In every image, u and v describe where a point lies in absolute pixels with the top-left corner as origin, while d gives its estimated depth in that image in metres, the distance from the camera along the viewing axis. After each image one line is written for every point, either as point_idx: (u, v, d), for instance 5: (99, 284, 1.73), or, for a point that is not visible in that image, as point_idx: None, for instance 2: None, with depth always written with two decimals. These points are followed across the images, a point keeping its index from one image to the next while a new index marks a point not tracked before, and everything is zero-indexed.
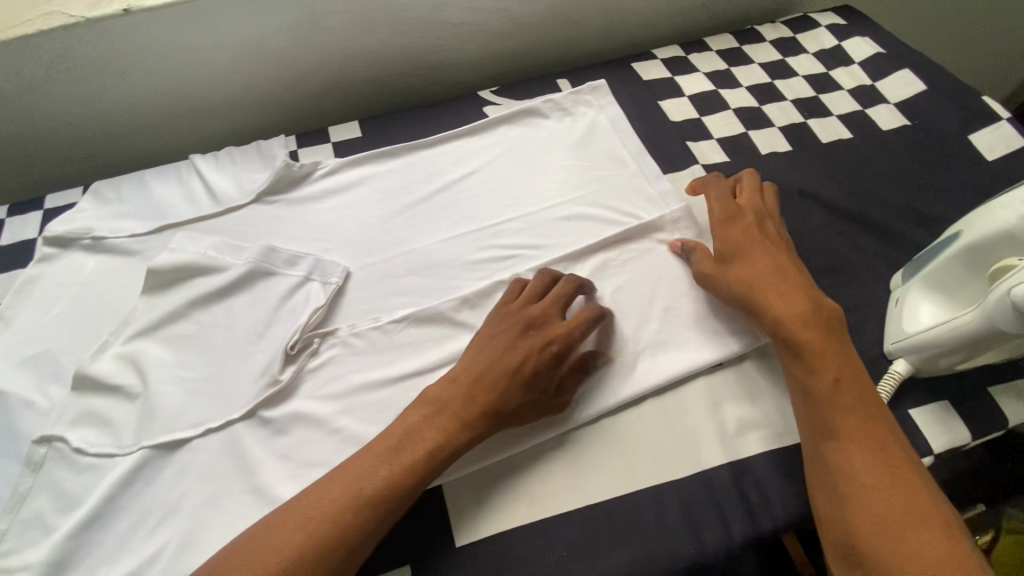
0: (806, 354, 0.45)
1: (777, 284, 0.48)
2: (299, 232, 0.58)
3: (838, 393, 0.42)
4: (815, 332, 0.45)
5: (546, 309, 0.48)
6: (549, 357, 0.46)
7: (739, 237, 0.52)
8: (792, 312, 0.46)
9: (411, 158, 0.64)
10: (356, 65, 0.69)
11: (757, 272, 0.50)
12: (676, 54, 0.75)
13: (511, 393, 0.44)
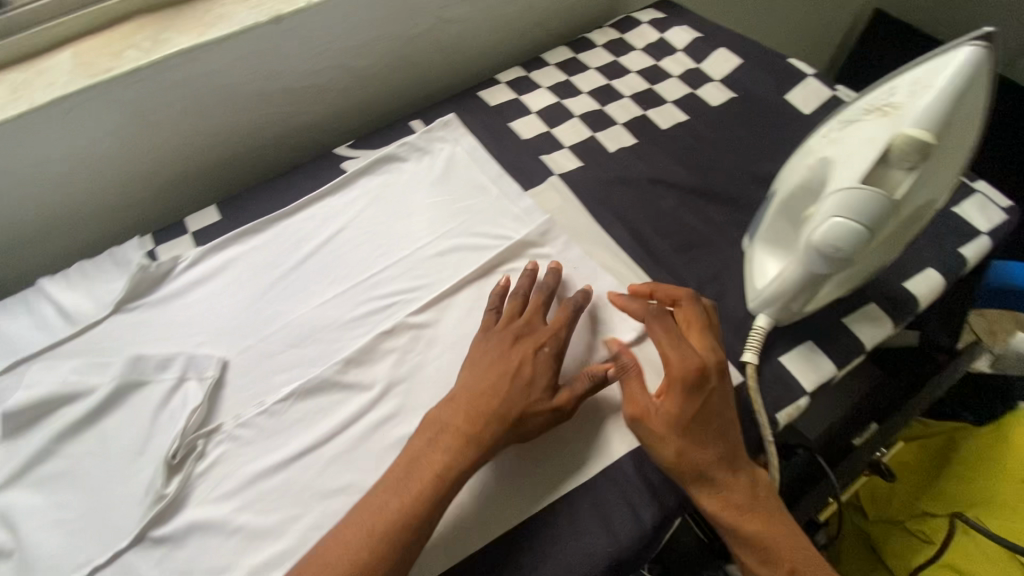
0: (759, 546, 0.44)
1: (722, 463, 0.45)
2: (167, 333, 0.56)
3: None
4: (761, 519, 0.44)
5: (530, 317, 0.52)
6: (545, 357, 0.49)
7: (692, 401, 0.45)
8: (738, 502, 0.44)
9: (274, 230, 0.63)
10: (202, 149, 0.68)
11: (708, 452, 0.44)
12: (519, 74, 0.79)
13: (517, 396, 0.46)
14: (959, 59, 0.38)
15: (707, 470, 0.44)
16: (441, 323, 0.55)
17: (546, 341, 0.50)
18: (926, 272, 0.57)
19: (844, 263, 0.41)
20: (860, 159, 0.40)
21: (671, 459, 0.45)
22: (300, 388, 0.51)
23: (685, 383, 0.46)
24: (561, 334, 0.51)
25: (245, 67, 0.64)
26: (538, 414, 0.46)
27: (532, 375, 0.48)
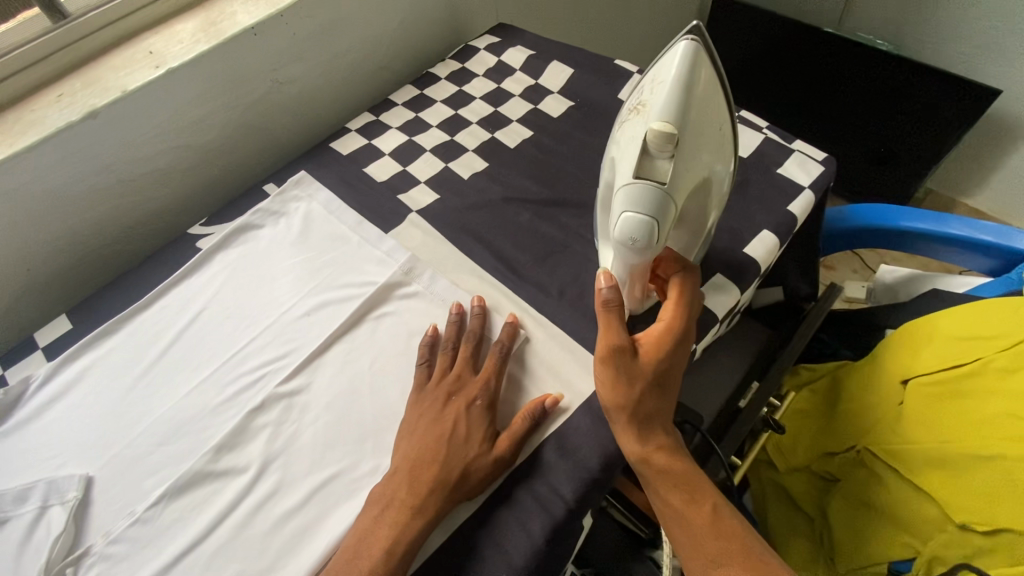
0: (686, 487, 0.46)
1: (664, 410, 0.47)
2: (24, 462, 0.52)
3: (712, 513, 0.45)
4: (687, 463, 0.47)
5: (459, 372, 0.52)
6: (475, 411, 0.50)
7: (671, 353, 0.47)
8: (672, 447, 0.47)
9: (131, 326, 0.61)
10: (43, 259, 0.65)
11: (659, 399, 0.47)
12: (368, 119, 0.80)
13: (457, 456, 0.47)
14: (679, 54, 0.44)
15: (652, 417, 0.46)
16: (314, 384, 0.55)
17: (479, 392, 0.51)
18: (762, 234, 0.61)
19: (648, 250, 0.44)
20: (630, 157, 0.44)
21: (625, 403, 0.45)
22: (172, 486, 0.49)
23: (673, 336, 0.47)
24: (492, 382, 0.52)
25: (71, 169, 0.62)
26: (482, 466, 0.47)
27: (471, 431, 0.49)
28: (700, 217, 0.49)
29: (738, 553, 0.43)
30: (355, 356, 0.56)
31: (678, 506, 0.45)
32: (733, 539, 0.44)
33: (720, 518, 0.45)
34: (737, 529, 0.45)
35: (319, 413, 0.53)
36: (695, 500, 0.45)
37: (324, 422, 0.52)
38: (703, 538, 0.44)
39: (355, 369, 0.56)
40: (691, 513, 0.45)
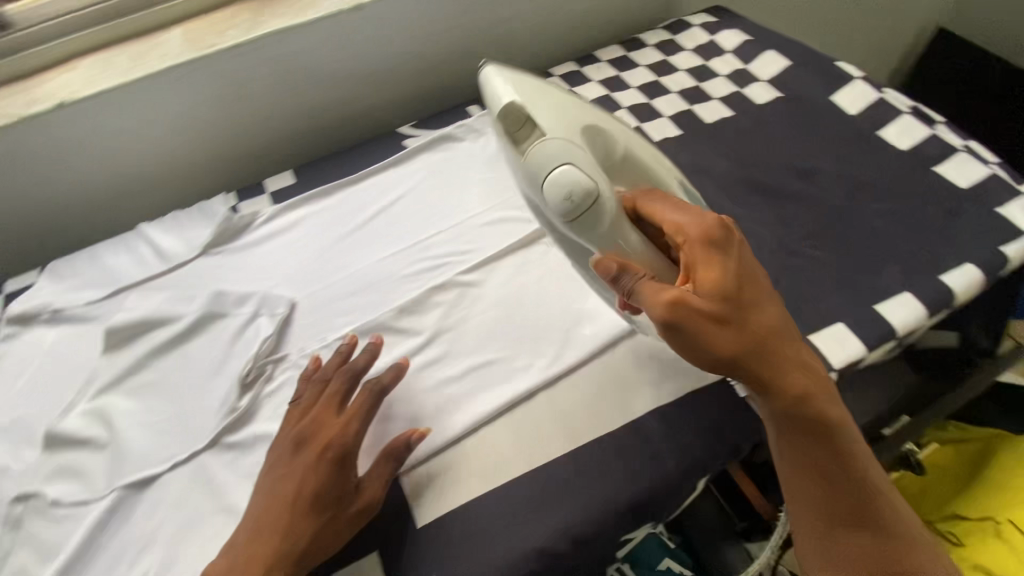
0: (830, 434, 0.42)
1: (792, 346, 0.42)
2: (245, 276, 0.63)
3: (854, 456, 0.42)
4: (829, 402, 0.42)
5: (318, 416, 0.48)
6: (323, 466, 0.45)
7: (741, 270, 0.42)
8: (814, 387, 0.42)
9: (342, 195, 0.70)
10: (281, 123, 0.75)
11: (777, 333, 0.42)
12: (572, 68, 0.83)
13: (303, 520, 0.43)
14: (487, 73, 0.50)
15: (782, 360, 0.41)
16: (487, 283, 0.60)
17: (344, 428, 0.47)
18: (966, 267, 0.57)
19: (571, 191, 0.45)
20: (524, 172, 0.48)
21: (750, 347, 0.40)
22: (359, 329, 0.57)
23: (732, 249, 0.43)
24: (355, 430, 0.47)
25: (327, 50, 0.72)
26: (319, 514, 0.43)
27: (343, 462, 0.45)
28: (640, 169, 0.51)
29: (878, 493, 0.43)
30: (526, 271, 0.61)
31: (817, 460, 0.42)
32: (874, 479, 0.43)
33: (862, 457, 0.43)
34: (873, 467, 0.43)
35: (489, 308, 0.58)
36: (842, 452, 0.42)
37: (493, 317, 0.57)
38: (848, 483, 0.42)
39: (525, 281, 0.60)
40: (836, 458, 0.42)
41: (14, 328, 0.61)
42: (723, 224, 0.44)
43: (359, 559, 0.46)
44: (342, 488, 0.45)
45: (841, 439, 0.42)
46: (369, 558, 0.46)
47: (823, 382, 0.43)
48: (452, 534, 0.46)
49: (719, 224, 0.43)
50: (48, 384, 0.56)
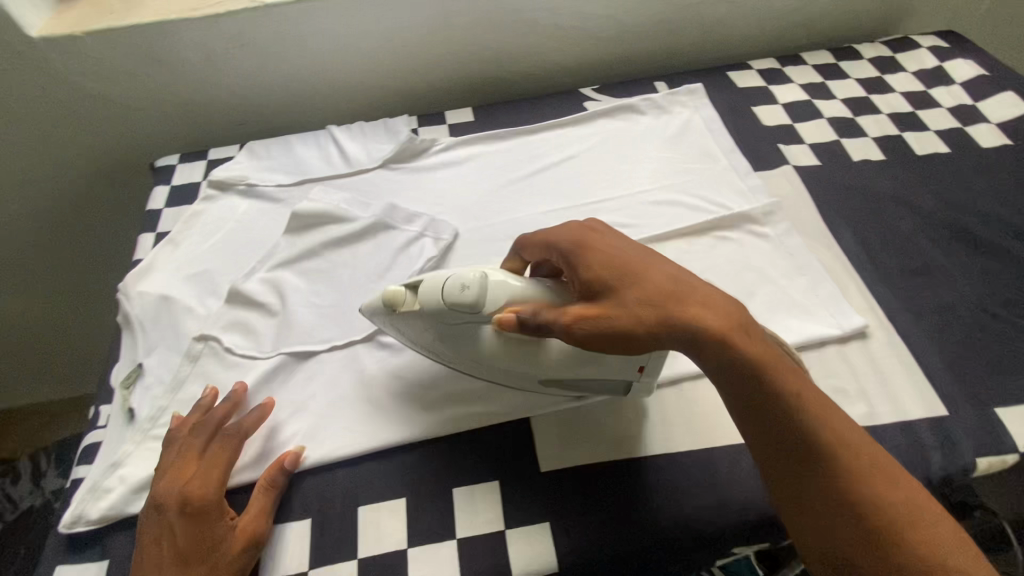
0: (781, 391, 0.36)
1: (701, 291, 0.39)
2: (417, 197, 0.66)
3: (809, 402, 0.36)
4: (762, 344, 0.37)
5: (162, 473, 0.45)
6: (190, 523, 0.42)
7: (615, 248, 0.42)
8: (748, 331, 0.37)
9: (516, 141, 0.71)
10: (472, 60, 0.77)
11: (674, 281, 0.39)
12: (772, 65, 0.79)
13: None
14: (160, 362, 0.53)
15: (699, 309, 0.37)
16: None
17: (199, 472, 0.45)
18: None
19: (475, 307, 0.43)
20: (410, 321, 0.47)
21: (657, 308, 0.38)
22: None
23: (589, 237, 0.43)
24: (217, 485, 0.44)
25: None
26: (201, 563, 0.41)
27: (186, 514, 0.42)
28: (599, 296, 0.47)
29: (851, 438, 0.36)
30: (689, 259, 0.59)
31: (773, 433, 0.36)
32: (838, 422, 0.36)
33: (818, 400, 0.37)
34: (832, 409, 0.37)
35: None
36: (809, 420, 0.36)
37: None
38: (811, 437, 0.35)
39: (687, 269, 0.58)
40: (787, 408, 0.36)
41: (213, 191, 0.67)
42: (588, 226, 0.44)
43: (481, 484, 0.47)
44: (216, 532, 0.42)
45: (790, 384, 0.36)
46: (487, 485, 0.47)
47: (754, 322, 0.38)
48: (571, 488, 0.46)
49: (582, 229, 0.44)
50: (237, 248, 0.62)
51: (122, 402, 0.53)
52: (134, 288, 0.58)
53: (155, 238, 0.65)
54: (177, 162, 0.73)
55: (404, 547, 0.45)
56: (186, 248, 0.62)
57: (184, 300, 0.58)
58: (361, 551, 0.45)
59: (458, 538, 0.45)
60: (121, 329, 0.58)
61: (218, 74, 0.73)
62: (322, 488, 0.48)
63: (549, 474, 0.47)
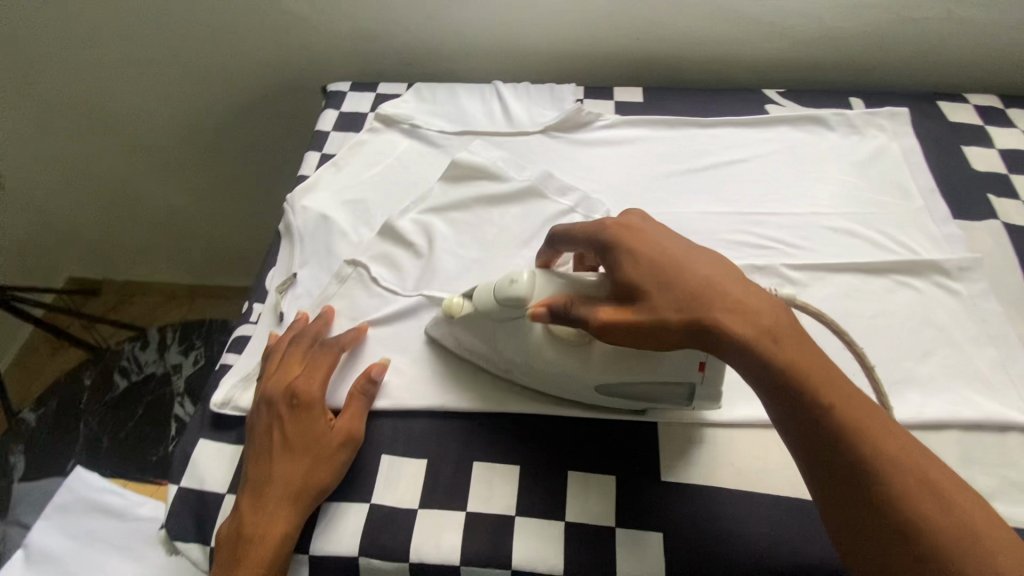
0: (821, 389, 0.34)
1: (737, 290, 0.37)
2: (572, 170, 0.64)
3: (851, 410, 0.33)
4: (805, 349, 0.35)
5: (270, 373, 0.48)
6: (293, 419, 0.45)
7: (653, 244, 0.40)
8: (785, 335, 0.35)
9: (685, 132, 0.67)
10: (653, 39, 0.74)
11: (710, 280, 0.37)
12: (993, 104, 0.69)
13: (287, 467, 0.43)
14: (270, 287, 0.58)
15: (731, 310, 0.36)
16: (814, 289, 0.54)
17: (299, 375, 0.47)
18: None
19: (521, 302, 0.44)
20: (466, 326, 0.48)
21: (686, 309, 0.37)
22: None
23: (626, 235, 0.41)
24: (322, 383, 0.47)
25: None
26: (306, 454, 0.44)
27: (291, 408, 0.45)
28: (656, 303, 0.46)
29: (898, 450, 0.32)
30: (861, 298, 0.53)
31: (809, 432, 0.33)
32: (885, 434, 0.33)
33: (863, 407, 0.34)
34: (880, 417, 0.34)
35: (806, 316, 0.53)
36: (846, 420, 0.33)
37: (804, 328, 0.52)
38: (852, 452, 0.32)
39: (857, 308, 0.53)
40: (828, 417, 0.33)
41: (379, 124, 0.69)
42: (634, 221, 0.43)
43: (596, 476, 0.46)
44: (318, 428, 0.45)
45: (830, 390, 0.34)
46: (603, 478, 0.46)
47: (795, 323, 0.36)
48: (690, 506, 0.44)
49: (612, 227, 0.42)
50: (392, 184, 0.64)
51: (274, 305, 0.56)
52: (298, 202, 0.61)
53: (320, 158, 0.68)
54: (348, 89, 0.75)
55: (512, 515, 0.44)
56: (347, 174, 0.65)
57: (340, 223, 0.60)
58: (469, 506, 0.45)
59: (567, 522, 0.44)
60: (280, 237, 0.61)
61: (404, 12, 0.74)
62: (441, 433, 0.48)
63: (669, 485, 0.45)
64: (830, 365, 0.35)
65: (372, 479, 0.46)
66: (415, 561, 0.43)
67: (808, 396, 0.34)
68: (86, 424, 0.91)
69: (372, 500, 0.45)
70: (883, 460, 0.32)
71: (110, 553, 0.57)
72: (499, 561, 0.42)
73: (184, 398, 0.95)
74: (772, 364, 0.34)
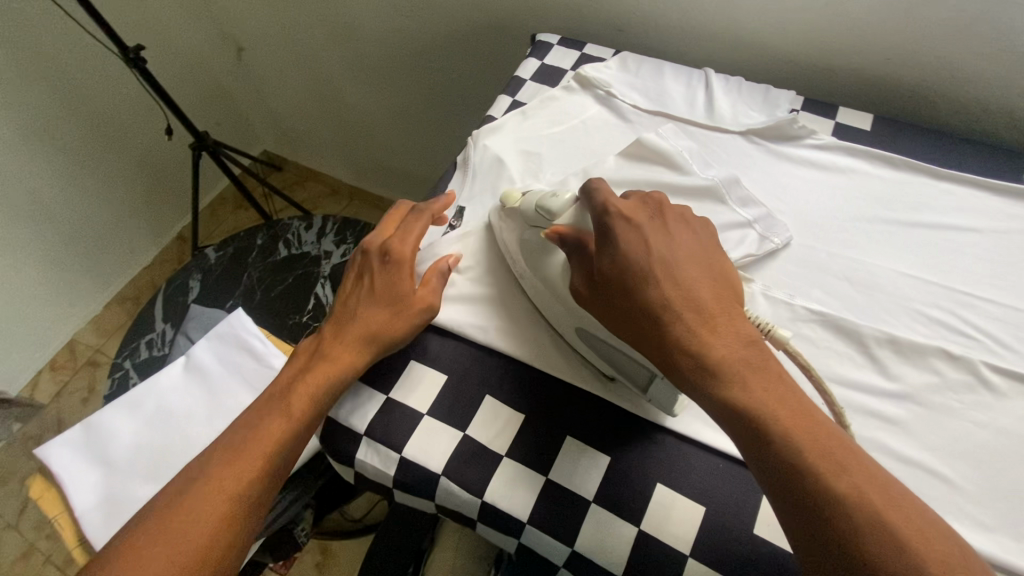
0: (770, 415, 0.35)
1: (694, 318, 0.38)
2: (763, 183, 0.59)
3: (801, 430, 0.34)
4: (751, 383, 0.36)
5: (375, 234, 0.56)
6: (379, 263, 0.52)
7: (637, 248, 0.41)
8: (735, 371, 0.36)
9: (908, 177, 0.58)
10: (905, 64, 0.64)
11: (669, 302, 0.39)
12: None
13: (368, 303, 0.51)
14: None
15: (686, 336, 0.38)
16: (1013, 403, 0.45)
17: (381, 258, 0.52)
18: None
19: (551, 215, 0.47)
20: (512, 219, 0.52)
21: (643, 331, 0.39)
22: (830, 318, 0.49)
23: (614, 232, 0.41)
24: (410, 245, 0.53)
25: None
26: (388, 298, 0.51)
27: (378, 289, 0.51)
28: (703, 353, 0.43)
29: (850, 487, 0.32)
30: None
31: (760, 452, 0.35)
32: (838, 469, 0.33)
33: (820, 442, 0.34)
34: (840, 452, 0.34)
35: (992, 427, 0.44)
36: (795, 438, 0.34)
37: (984, 439, 0.44)
38: (798, 485, 0.33)
39: None
40: (774, 450, 0.34)
41: (575, 84, 0.69)
42: (634, 217, 0.42)
43: (684, 499, 0.43)
44: (402, 279, 0.51)
45: (778, 424, 0.34)
46: (691, 504, 0.43)
47: (751, 357, 0.37)
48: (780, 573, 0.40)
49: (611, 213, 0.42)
50: (570, 145, 0.64)
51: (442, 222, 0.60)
52: (481, 139, 0.64)
53: (510, 103, 0.69)
54: (556, 41, 0.75)
55: (589, 499, 0.44)
56: (530, 125, 0.65)
57: (511, 170, 0.61)
58: (550, 475, 0.45)
59: (640, 529, 0.43)
60: (456, 167, 0.64)
61: None
62: (542, 395, 0.49)
63: (760, 541, 0.41)
64: (784, 401, 0.35)
65: (471, 413, 0.48)
66: (487, 502, 0.45)
67: (756, 427, 0.35)
68: (249, 275, 1.07)
69: (465, 431, 0.47)
70: (831, 496, 0.32)
71: (245, 388, 0.68)
72: (563, 535, 0.43)
73: (326, 282, 1.05)
74: (717, 394, 0.36)
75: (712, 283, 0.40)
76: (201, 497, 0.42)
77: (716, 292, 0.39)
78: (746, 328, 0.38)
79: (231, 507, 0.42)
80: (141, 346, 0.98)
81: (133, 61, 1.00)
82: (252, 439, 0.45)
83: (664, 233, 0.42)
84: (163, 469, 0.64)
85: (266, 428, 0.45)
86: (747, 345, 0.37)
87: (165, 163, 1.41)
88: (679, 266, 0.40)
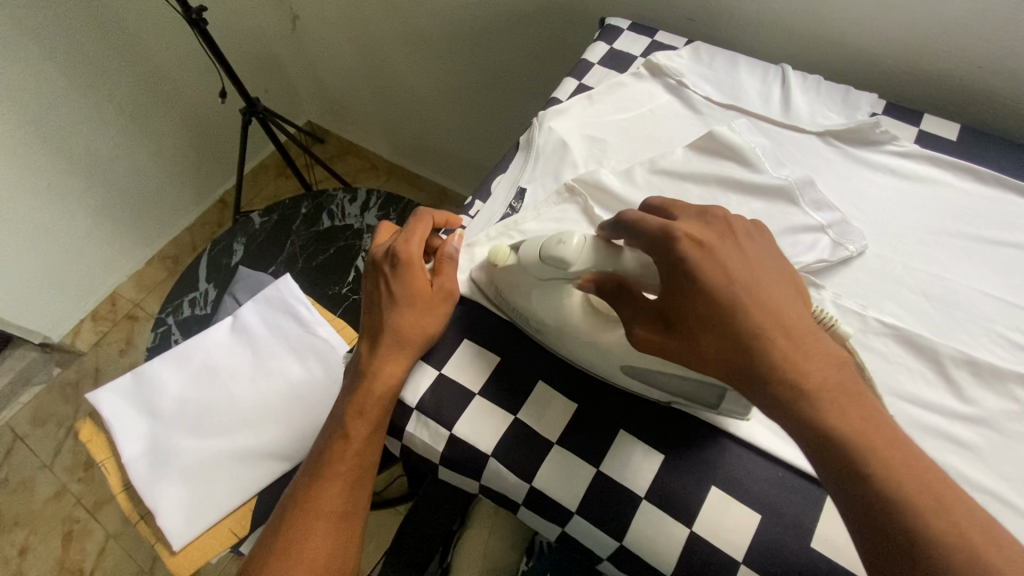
0: (864, 447, 0.33)
1: (786, 344, 0.35)
2: (839, 187, 0.56)
3: (898, 465, 0.33)
4: (847, 410, 0.34)
5: (372, 250, 0.55)
6: (389, 276, 0.52)
7: (717, 276, 0.37)
8: (830, 396, 0.34)
9: (996, 192, 0.55)
10: (1002, 73, 0.61)
11: (759, 329, 0.36)
12: None
13: (389, 314, 0.50)
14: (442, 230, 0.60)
15: (779, 360, 0.35)
16: None
17: (389, 271, 0.52)
18: None
19: (564, 264, 0.42)
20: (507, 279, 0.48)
21: (727, 357, 0.37)
22: (906, 334, 0.47)
23: (691, 262, 0.37)
24: (415, 247, 0.52)
25: None
26: (410, 303, 0.50)
27: (397, 298, 0.50)
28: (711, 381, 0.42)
29: (949, 525, 0.32)
30: None
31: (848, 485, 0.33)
32: (937, 505, 0.32)
33: (917, 475, 0.33)
34: (938, 485, 0.33)
35: None
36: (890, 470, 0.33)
37: None
38: (892, 521, 0.32)
39: None
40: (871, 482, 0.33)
41: (645, 71, 0.67)
42: (706, 241, 0.38)
43: (741, 505, 0.42)
44: (418, 283, 0.51)
45: (875, 456, 0.33)
46: (747, 510, 0.42)
47: (845, 383, 0.35)
48: None
49: (681, 242, 0.38)
50: (636, 134, 0.62)
51: (501, 202, 0.59)
52: (546, 121, 0.62)
53: (576, 87, 0.67)
54: (626, 26, 0.73)
55: (640, 495, 0.43)
56: (597, 110, 0.64)
57: (575, 153, 0.60)
58: (601, 466, 0.44)
59: (692, 531, 0.42)
60: (519, 148, 0.64)
61: None
62: (595, 387, 0.48)
63: (818, 554, 0.40)
64: (880, 429, 0.34)
65: (524, 397, 0.47)
66: (536, 487, 0.44)
67: (850, 461, 0.33)
68: (292, 243, 1.07)
69: (517, 415, 0.47)
70: (929, 532, 0.31)
71: (290, 354, 0.69)
72: (612, 526, 0.43)
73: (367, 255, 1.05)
74: (809, 421, 0.34)
75: (802, 302, 0.38)
76: (293, 532, 0.46)
77: (806, 313, 0.37)
78: (839, 354, 0.36)
79: (327, 525, 0.47)
80: (184, 304, 1.00)
81: (195, 21, 1.00)
82: (322, 472, 0.48)
83: (746, 253, 0.39)
84: (210, 426, 0.65)
85: (332, 453, 0.48)
86: (838, 367, 0.35)
87: (215, 127, 1.43)
88: (768, 286, 0.37)
